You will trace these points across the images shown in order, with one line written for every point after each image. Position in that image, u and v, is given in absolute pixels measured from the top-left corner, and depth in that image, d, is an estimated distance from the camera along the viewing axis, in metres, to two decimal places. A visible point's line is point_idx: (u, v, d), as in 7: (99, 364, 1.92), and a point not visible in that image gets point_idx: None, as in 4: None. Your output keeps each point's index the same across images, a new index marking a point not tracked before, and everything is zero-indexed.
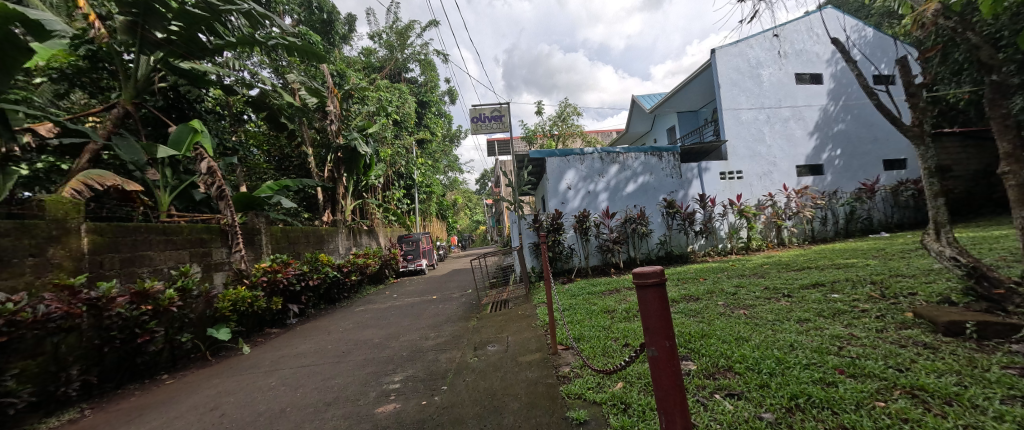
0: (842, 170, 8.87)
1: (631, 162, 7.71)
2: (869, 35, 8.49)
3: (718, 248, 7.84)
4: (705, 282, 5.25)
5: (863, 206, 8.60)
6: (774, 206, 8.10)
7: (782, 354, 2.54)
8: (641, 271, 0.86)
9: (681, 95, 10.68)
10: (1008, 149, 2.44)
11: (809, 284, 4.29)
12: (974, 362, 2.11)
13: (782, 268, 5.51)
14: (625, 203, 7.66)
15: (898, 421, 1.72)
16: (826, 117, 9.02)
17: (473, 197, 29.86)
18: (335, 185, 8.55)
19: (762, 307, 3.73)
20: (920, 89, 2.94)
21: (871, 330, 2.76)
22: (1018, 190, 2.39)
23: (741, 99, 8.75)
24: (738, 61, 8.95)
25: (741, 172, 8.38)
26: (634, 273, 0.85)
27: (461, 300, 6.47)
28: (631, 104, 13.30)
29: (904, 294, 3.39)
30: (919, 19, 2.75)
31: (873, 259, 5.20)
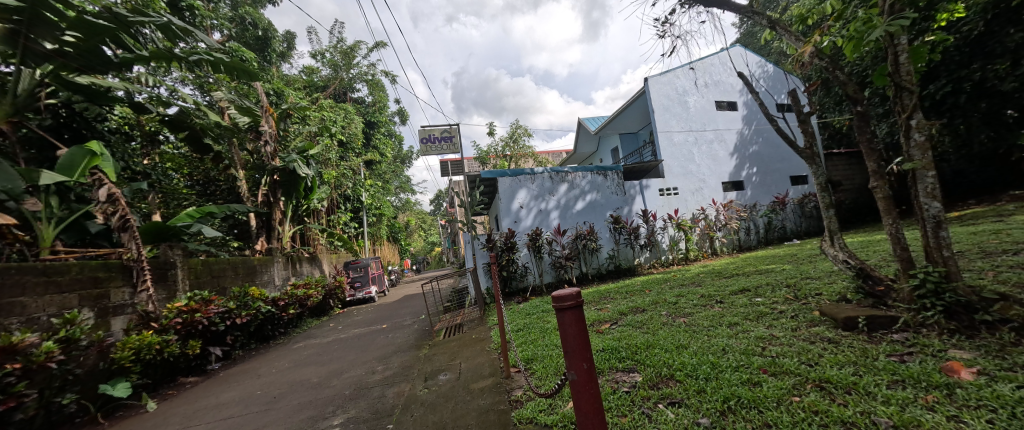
0: (758, 185, 9.97)
1: (580, 181, 8.03)
2: (770, 70, 9.84)
3: (661, 259, 8.31)
4: (650, 294, 5.50)
5: (778, 217, 9.64)
6: (706, 219, 8.80)
7: (716, 358, 2.72)
8: (559, 295, 0.90)
9: (621, 118, 11.44)
10: (874, 168, 2.90)
11: (737, 290, 4.67)
12: (867, 352, 2.41)
13: (715, 276, 5.99)
14: (575, 220, 7.91)
15: (814, 414, 1.89)
16: (743, 139, 10.14)
17: (428, 219, 29.18)
18: (271, 210, 7.91)
19: (699, 314, 3.99)
20: (809, 117, 3.45)
21: (787, 330, 3.06)
22: (885, 201, 2.84)
23: (673, 123, 9.57)
24: (668, 88, 9.84)
25: (677, 189, 9.09)
26: (552, 298, 0.89)
27: (413, 328, 6.17)
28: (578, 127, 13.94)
29: (811, 295, 3.82)
30: (800, 59, 3.24)
31: (788, 264, 5.82)
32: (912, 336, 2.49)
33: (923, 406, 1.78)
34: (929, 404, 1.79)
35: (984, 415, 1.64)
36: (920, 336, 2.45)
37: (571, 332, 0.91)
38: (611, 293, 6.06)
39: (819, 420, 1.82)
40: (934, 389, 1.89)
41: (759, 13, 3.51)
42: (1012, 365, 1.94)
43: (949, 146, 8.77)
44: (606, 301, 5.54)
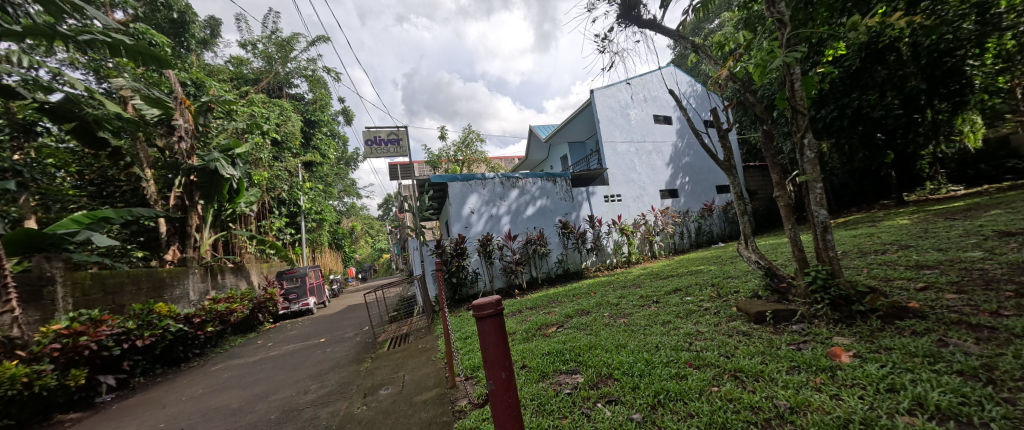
0: (690, 193, 10.86)
1: (530, 187, 8.17)
2: (699, 89, 10.84)
3: (606, 262, 8.68)
4: (594, 296, 5.72)
5: (706, 222, 10.56)
6: (646, 224, 9.38)
7: (650, 355, 2.90)
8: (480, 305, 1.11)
9: (569, 127, 11.85)
10: (777, 179, 3.29)
11: (671, 290, 5.03)
12: (773, 342, 2.71)
13: (653, 278, 6.39)
14: (526, 225, 8.02)
15: (729, 402, 2.09)
16: (677, 150, 11.00)
17: (376, 224, 27.93)
18: (186, 215, 7.02)
19: (638, 314, 4.23)
20: (728, 133, 3.83)
21: (711, 325, 3.35)
22: (786, 209, 3.23)
23: (616, 134, 10.10)
24: (611, 101, 10.39)
25: (620, 196, 9.60)
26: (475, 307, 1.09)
27: (355, 340, 5.83)
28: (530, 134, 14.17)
29: (731, 292, 4.22)
30: (719, 81, 3.60)
31: (714, 265, 6.40)
32: (807, 326, 2.84)
33: (813, 388, 2.04)
34: (817, 385, 2.06)
35: (857, 392, 1.92)
36: (814, 326, 2.81)
37: (489, 337, 1.09)
38: (558, 297, 6.21)
39: (733, 407, 2.01)
40: (821, 372, 2.18)
41: (685, 37, 3.86)
42: (878, 347, 2.30)
43: (837, 162, 10.30)
44: (553, 305, 5.67)
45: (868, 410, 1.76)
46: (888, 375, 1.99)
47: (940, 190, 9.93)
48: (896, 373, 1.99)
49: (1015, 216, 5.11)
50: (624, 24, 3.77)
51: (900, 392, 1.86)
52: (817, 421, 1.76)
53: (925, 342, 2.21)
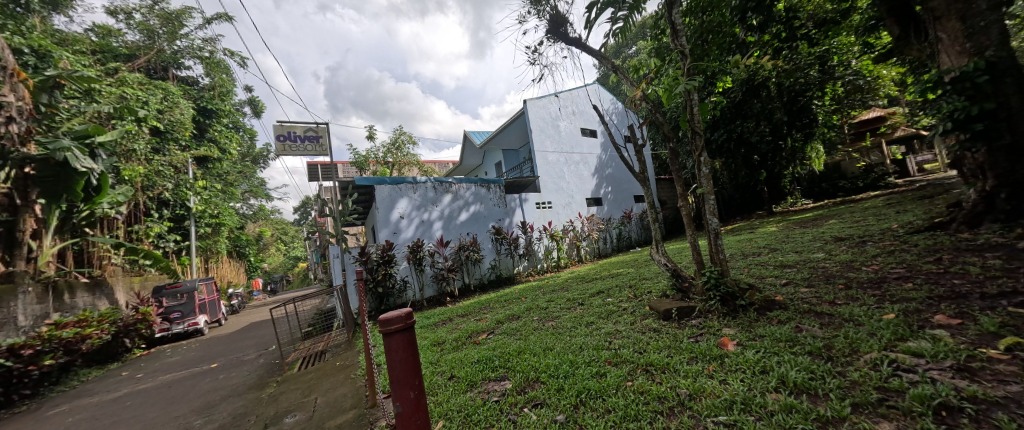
0: (612, 202, 11.74)
1: (463, 192, 8.12)
2: (620, 107, 11.83)
3: (537, 267, 8.94)
4: (525, 301, 5.86)
5: (626, 228, 11.49)
6: (574, 230, 9.86)
7: (574, 356, 3.05)
8: (389, 320, 1.26)
9: (503, 135, 12.04)
10: (681, 192, 3.71)
11: (595, 292, 5.36)
12: (677, 336, 3.03)
13: (580, 281, 6.75)
14: (458, 231, 7.93)
15: (641, 394, 2.29)
16: (602, 162, 11.84)
17: (290, 229, 25.34)
18: (14, 218, 5.50)
19: (565, 316, 4.43)
20: (642, 148, 4.23)
21: (628, 324, 3.63)
22: (689, 218, 3.66)
23: (546, 144, 10.50)
24: (542, 112, 10.81)
25: (551, 203, 9.99)
26: (383, 322, 1.25)
27: (262, 361, 5.22)
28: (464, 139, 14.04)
29: (645, 293, 4.64)
30: (635, 100, 3.95)
31: (631, 268, 7.00)
32: (704, 320, 3.24)
33: (707, 375, 2.34)
34: (710, 373, 2.36)
35: (739, 375, 2.24)
36: (708, 319, 3.22)
37: (397, 350, 1.29)
38: (490, 302, 6.24)
39: (643, 398, 2.22)
40: (714, 360, 2.51)
41: (606, 58, 4.18)
42: (755, 336, 2.70)
43: (725, 177, 12.03)
44: (485, 311, 5.67)
45: (746, 391, 2.07)
46: (759, 359, 2.36)
47: (797, 203, 12.29)
48: (765, 357, 2.37)
49: (847, 224, 6.42)
50: (552, 39, 3.97)
51: (769, 373, 2.21)
52: (710, 404, 2.02)
53: (788, 330, 2.65)
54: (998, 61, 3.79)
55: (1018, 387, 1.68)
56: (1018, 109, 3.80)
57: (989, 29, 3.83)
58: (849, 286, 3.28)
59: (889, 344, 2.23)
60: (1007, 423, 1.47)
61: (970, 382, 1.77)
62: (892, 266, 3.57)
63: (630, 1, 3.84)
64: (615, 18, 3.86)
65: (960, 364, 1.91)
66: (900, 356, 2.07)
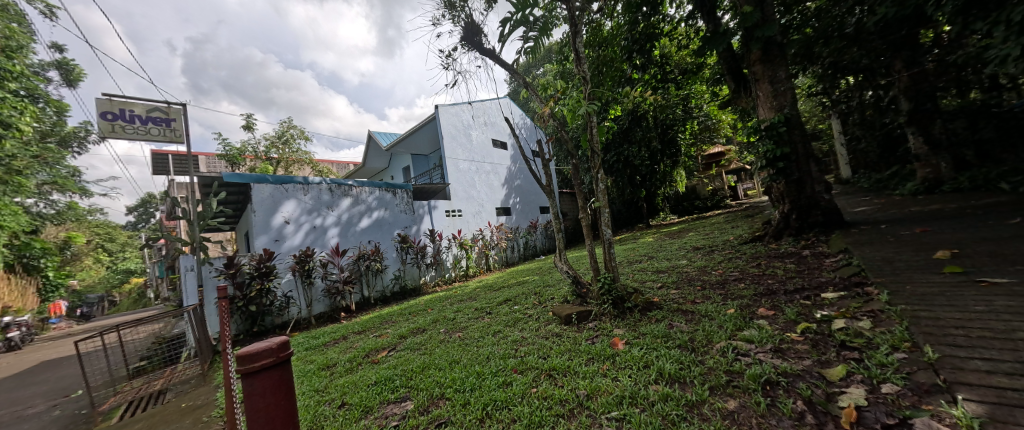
0: (520, 212, 12.09)
1: (366, 197, 7.44)
2: (529, 122, 12.35)
3: (446, 277, 8.60)
4: (431, 312, 5.52)
5: (532, 238, 11.88)
6: (483, 239, 9.78)
7: (481, 367, 2.90)
8: (249, 357, 1.09)
9: (412, 139, 11.46)
10: (583, 203, 3.90)
11: (502, 300, 5.33)
12: (576, 339, 3.05)
13: (488, 290, 6.65)
14: (359, 239, 7.19)
15: (544, 400, 2.23)
16: (511, 173, 12.12)
17: (120, 236, 19.92)
18: None
19: (472, 326, 4.27)
20: (548, 162, 4.36)
21: (533, 330, 3.62)
22: (589, 225, 3.83)
23: (457, 151, 10.28)
24: (454, 119, 10.55)
25: (461, 211, 9.78)
26: (243, 359, 1.07)
27: (64, 413, 3.90)
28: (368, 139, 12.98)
29: (549, 299, 4.76)
30: (544, 116, 4.04)
31: (536, 276, 7.20)
32: (599, 323, 3.35)
33: (602, 374, 2.36)
34: (604, 371, 2.38)
35: (628, 371, 2.28)
36: (603, 321, 3.35)
37: (263, 390, 1.11)
38: (390, 316, 5.75)
39: (548, 403, 2.16)
40: (608, 359, 2.54)
41: (517, 73, 4.20)
42: (640, 334, 2.82)
43: (614, 193, 13.43)
44: (387, 326, 5.18)
45: (633, 385, 2.11)
46: (642, 355, 2.44)
47: (668, 217, 14.38)
48: (648, 352, 2.46)
49: (702, 236, 7.58)
50: (466, 47, 3.84)
51: (650, 366, 2.30)
52: (603, 402, 2.01)
53: (663, 326, 2.82)
54: (791, 117, 4.91)
55: (810, 360, 1.94)
56: (800, 154, 5.04)
57: (786, 92, 4.99)
58: (705, 287, 3.79)
59: (732, 333, 2.45)
60: (804, 390, 1.68)
61: (783, 359, 2.00)
62: (731, 269, 4.27)
63: (540, 24, 3.94)
64: (526, 37, 3.90)
65: (776, 346, 2.15)
66: (739, 344, 2.27)
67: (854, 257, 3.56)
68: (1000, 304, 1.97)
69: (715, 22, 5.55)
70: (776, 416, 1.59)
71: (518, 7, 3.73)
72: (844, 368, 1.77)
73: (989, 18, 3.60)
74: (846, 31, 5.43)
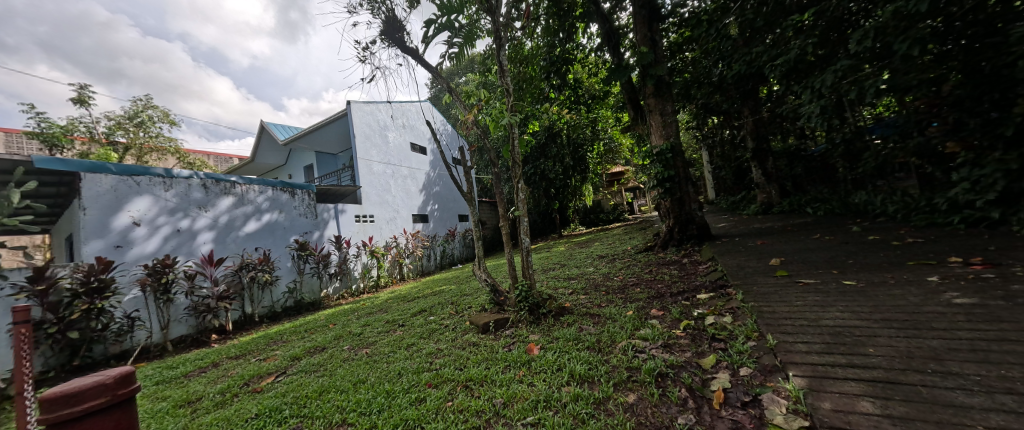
0: (438, 219, 11.78)
1: (254, 197, 6.41)
2: (450, 129, 12.20)
3: (352, 288, 7.87)
4: (333, 328, 4.97)
5: (450, 246, 11.62)
6: (397, 247, 9.24)
7: (390, 386, 2.63)
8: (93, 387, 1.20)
9: (317, 135, 10.36)
10: (503, 212, 3.93)
11: (417, 311, 5.05)
12: (493, 347, 2.94)
13: (400, 301, 6.24)
14: (242, 245, 6.13)
15: (460, 413, 2.04)
16: (429, 180, 11.77)
17: None
18: None
19: (382, 341, 3.92)
20: (468, 170, 4.30)
21: (450, 341, 3.45)
22: (508, 234, 3.85)
23: (371, 153, 9.54)
24: (368, 117, 9.76)
25: (373, 216, 9.14)
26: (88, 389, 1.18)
27: None
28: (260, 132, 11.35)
29: (466, 308, 4.66)
30: (466, 123, 3.98)
31: (453, 284, 7.03)
32: (515, 329, 3.32)
33: (518, 380, 2.24)
34: (520, 377, 2.27)
35: (543, 375, 2.21)
36: (519, 328, 3.35)
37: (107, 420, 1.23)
38: (281, 335, 5.03)
39: (464, 417, 1.97)
40: (524, 365, 2.44)
41: (441, 77, 4.09)
42: (553, 338, 2.80)
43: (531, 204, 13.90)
44: (275, 346, 4.54)
45: (549, 389, 2.02)
46: (555, 359, 2.38)
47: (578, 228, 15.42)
48: (560, 355, 2.43)
49: (606, 246, 8.25)
50: (386, 43, 3.62)
51: (562, 369, 2.26)
52: (519, 408, 1.90)
53: (574, 330, 2.87)
54: (676, 145, 5.72)
55: (690, 352, 2.11)
56: (683, 177, 5.80)
57: (670, 125, 5.77)
58: (608, 292, 4.09)
59: (631, 333, 2.60)
60: (687, 379, 1.80)
61: (670, 353, 2.14)
62: (630, 276, 4.70)
63: (465, 31, 3.93)
64: (450, 43, 3.85)
65: (665, 342, 2.31)
66: (636, 342, 2.38)
67: (719, 263, 4.20)
68: (814, 300, 2.45)
69: (618, 55, 6.12)
70: (667, 404, 1.66)
71: (443, 12, 3.67)
72: (714, 357, 1.94)
73: (806, 81, 4.71)
74: (707, 81, 6.59)
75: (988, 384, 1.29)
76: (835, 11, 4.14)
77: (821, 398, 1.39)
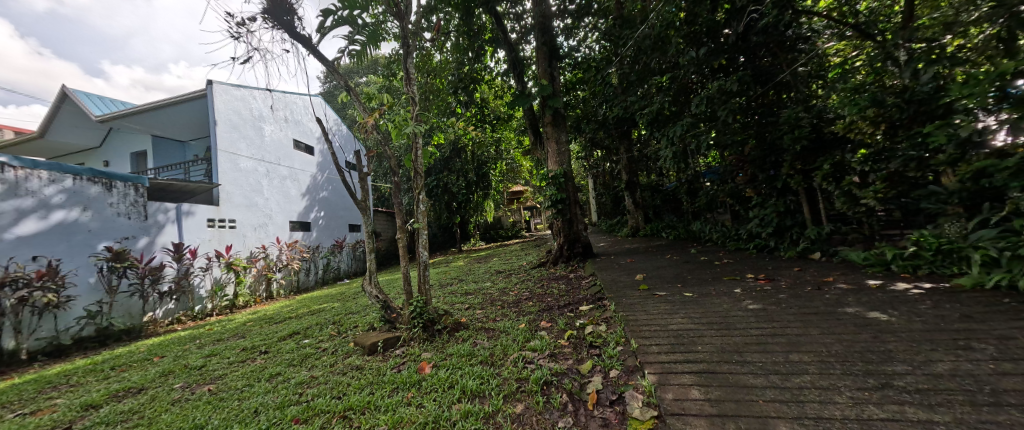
0: (323, 228, 10.61)
1: (40, 186, 4.61)
2: (343, 130, 11.22)
3: (195, 310, 6.23)
4: (161, 362, 3.71)
5: (335, 258, 10.53)
6: (266, 259, 7.85)
7: (243, 426, 2.19)
8: None
9: (161, 117, 8.41)
10: (399, 224, 3.77)
11: (287, 335, 4.38)
12: (379, 370, 2.75)
13: (265, 324, 5.33)
14: (9, 253, 4.29)
15: None
16: (315, 183, 10.58)
17: None
18: None
19: (233, 374, 3.14)
20: (365, 177, 4.03)
21: (325, 367, 3.05)
22: (404, 248, 3.70)
23: (240, 146, 8.09)
24: (239, 104, 8.29)
25: (234, 221, 7.53)
26: None
27: None
28: (50, 109, 8.47)
29: (351, 328, 4.26)
30: (365, 128, 3.76)
31: (337, 302, 6.34)
32: (406, 348, 3.19)
33: (406, 403, 2.15)
34: (409, 400, 2.19)
35: (433, 395, 2.17)
36: (410, 347, 3.21)
37: None
38: (66, 377, 3.50)
39: None
40: (413, 386, 2.36)
41: (338, 73, 3.80)
42: (446, 355, 2.78)
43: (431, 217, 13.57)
44: (56, 393, 3.14)
45: (438, 409, 1.99)
46: (447, 377, 2.37)
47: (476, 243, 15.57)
48: (451, 373, 2.43)
49: (504, 261, 8.53)
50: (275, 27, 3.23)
51: (455, 386, 2.26)
52: None
53: (468, 345, 2.91)
54: (569, 170, 6.35)
55: (572, 360, 2.35)
56: (574, 200, 6.39)
57: (564, 153, 6.39)
58: (504, 306, 4.24)
59: (522, 345, 2.76)
60: (568, 384, 2.00)
61: (555, 361, 2.35)
62: (524, 290, 4.96)
63: (368, 31, 3.76)
64: (351, 39, 3.63)
65: (552, 351, 2.53)
66: (527, 353, 2.54)
67: (598, 278, 4.76)
68: (665, 308, 2.98)
69: (522, 83, 6.55)
70: (550, 410, 1.82)
71: (344, 4, 3.44)
72: (590, 362, 2.19)
73: (665, 129, 5.77)
74: (594, 118, 7.55)
75: (766, 368, 1.76)
76: (684, 78, 5.24)
77: (665, 390, 1.71)
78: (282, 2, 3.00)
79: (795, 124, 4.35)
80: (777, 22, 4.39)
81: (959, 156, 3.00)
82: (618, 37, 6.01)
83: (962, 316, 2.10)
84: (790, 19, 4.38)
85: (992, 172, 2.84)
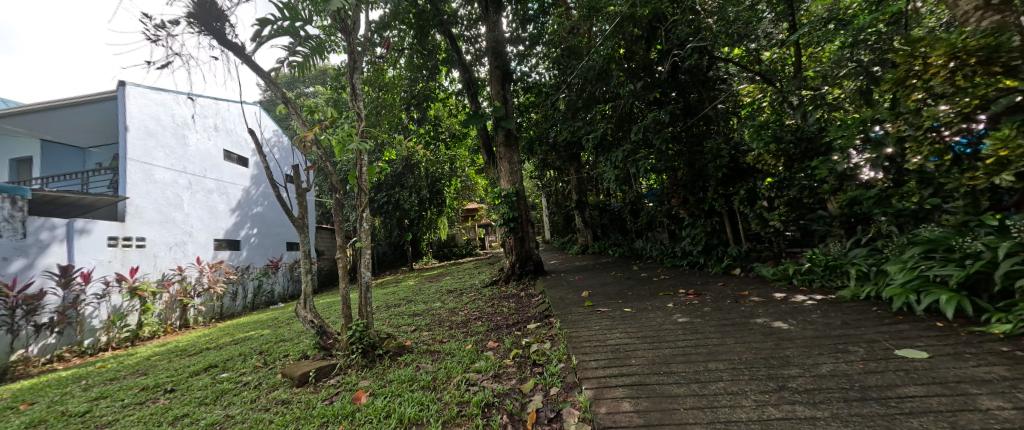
0: (255, 246, 9.72)
1: None
2: (283, 141, 10.51)
3: (85, 344, 5.34)
4: (33, 410, 3.12)
5: (268, 280, 9.62)
6: (182, 282, 6.96)
7: None
8: None
9: (55, 119, 7.30)
10: (341, 243, 3.58)
11: (202, 369, 3.89)
12: (309, 403, 2.54)
13: (175, 357, 4.69)
14: None
15: None
16: (247, 198, 9.71)
17: None
18: None
19: (128, 418, 2.72)
20: (305, 193, 3.79)
21: (245, 404, 2.75)
22: (344, 270, 3.50)
23: (157, 155, 7.24)
24: (159, 109, 7.45)
25: (144, 240, 6.65)
26: None
27: None
28: None
29: (280, 358, 3.89)
30: (304, 142, 3.54)
31: (267, 330, 5.74)
32: (343, 377, 2.98)
33: None
34: None
35: (366, 427, 2.05)
36: (346, 375, 3.01)
37: None
38: None
39: None
40: (345, 419, 2.21)
41: (276, 84, 3.59)
42: (385, 382, 2.65)
43: (378, 235, 13.01)
44: None
45: None
46: (383, 406, 2.26)
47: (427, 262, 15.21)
48: (389, 401, 2.32)
49: (456, 280, 8.39)
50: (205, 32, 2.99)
51: (391, 415, 2.15)
52: None
53: (410, 370, 2.80)
54: (521, 189, 6.49)
55: (515, 379, 2.36)
56: (524, 218, 6.50)
57: (517, 172, 6.53)
58: (452, 327, 4.15)
59: (467, 367, 2.72)
60: (509, 405, 2.00)
61: (498, 382, 2.34)
62: (473, 310, 4.88)
63: (313, 42, 3.62)
64: (291, 50, 3.48)
65: (496, 371, 2.52)
66: (470, 375, 2.50)
67: (547, 296, 4.83)
68: (605, 324, 3.12)
69: (476, 103, 6.66)
70: None
71: (286, 14, 3.31)
72: (533, 381, 2.22)
73: (608, 154, 6.16)
74: (546, 140, 7.84)
75: (688, 377, 1.91)
76: (624, 107, 5.68)
77: (599, 404, 1.77)
78: (211, 7, 2.82)
79: (716, 154, 4.88)
80: (699, 64, 4.96)
81: (837, 186, 3.56)
82: (567, 66, 6.39)
83: (843, 323, 2.46)
84: (709, 62, 4.98)
85: (861, 200, 3.42)
